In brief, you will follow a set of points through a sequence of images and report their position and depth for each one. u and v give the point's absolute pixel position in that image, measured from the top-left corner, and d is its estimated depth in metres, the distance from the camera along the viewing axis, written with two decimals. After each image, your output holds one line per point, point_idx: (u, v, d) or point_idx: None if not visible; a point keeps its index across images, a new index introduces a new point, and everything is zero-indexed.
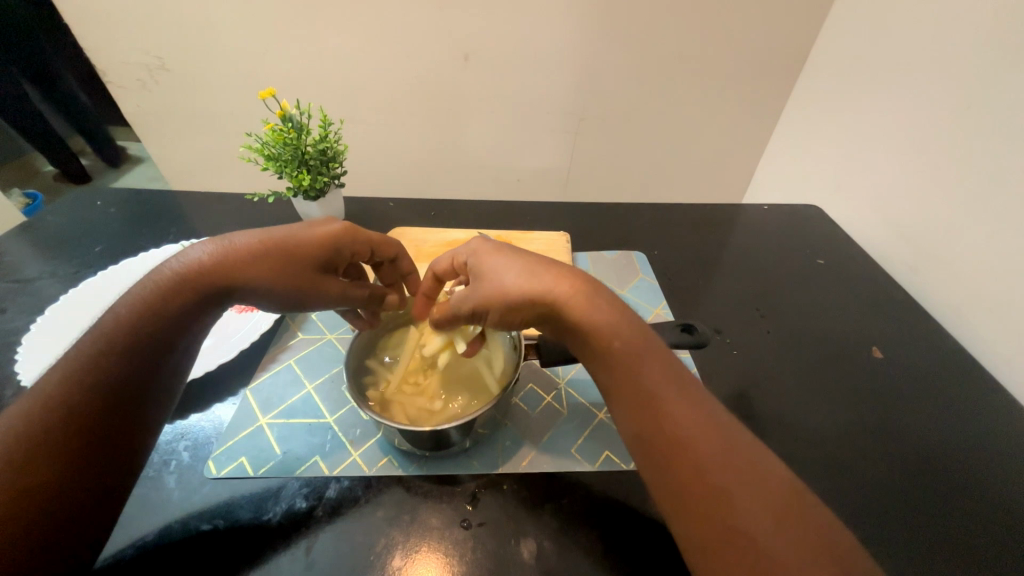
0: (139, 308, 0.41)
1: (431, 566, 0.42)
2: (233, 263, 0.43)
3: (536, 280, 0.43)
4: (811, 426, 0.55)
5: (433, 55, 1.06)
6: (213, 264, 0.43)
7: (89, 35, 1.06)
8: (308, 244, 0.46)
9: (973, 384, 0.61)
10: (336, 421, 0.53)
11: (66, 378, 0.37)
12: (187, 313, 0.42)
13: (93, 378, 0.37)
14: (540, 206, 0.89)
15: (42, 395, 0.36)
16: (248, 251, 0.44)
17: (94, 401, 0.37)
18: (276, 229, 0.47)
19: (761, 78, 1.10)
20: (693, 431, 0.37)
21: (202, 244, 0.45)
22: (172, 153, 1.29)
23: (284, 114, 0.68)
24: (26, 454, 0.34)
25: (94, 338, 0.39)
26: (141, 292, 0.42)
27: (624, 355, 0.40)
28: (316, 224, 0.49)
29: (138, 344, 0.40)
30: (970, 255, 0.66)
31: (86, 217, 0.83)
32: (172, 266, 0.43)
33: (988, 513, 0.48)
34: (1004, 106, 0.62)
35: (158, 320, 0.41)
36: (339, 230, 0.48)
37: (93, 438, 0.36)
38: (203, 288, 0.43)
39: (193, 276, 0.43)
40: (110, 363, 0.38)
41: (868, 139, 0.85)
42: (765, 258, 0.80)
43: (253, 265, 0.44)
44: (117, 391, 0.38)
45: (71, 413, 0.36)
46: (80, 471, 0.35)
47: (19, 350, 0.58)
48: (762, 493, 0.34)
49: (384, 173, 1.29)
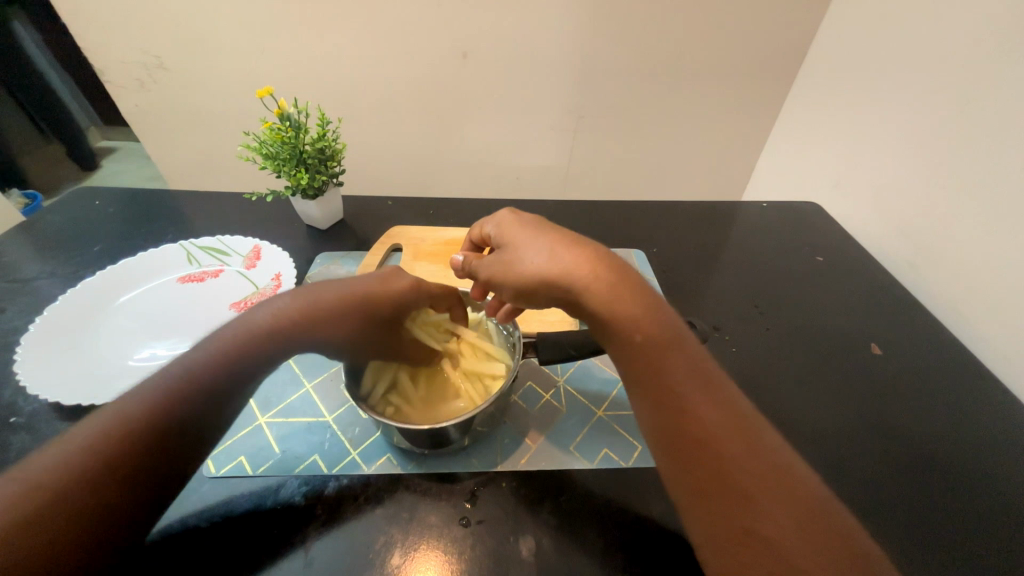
0: (207, 358, 0.41)
1: (431, 565, 0.42)
2: (320, 317, 0.46)
3: (554, 262, 0.43)
4: (813, 423, 0.55)
5: (433, 53, 1.05)
6: (298, 318, 0.45)
7: (90, 37, 1.06)
8: (385, 296, 0.50)
9: (976, 381, 0.61)
10: (334, 420, 0.53)
11: (120, 416, 0.37)
12: (248, 368, 0.42)
13: (157, 407, 0.38)
14: (540, 203, 0.88)
15: (100, 420, 0.37)
16: (332, 306, 0.46)
17: (135, 454, 0.35)
18: (356, 281, 0.49)
19: (760, 75, 1.09)
20: (717, 430, 0.36)
21: (284, 295, 0.47)
22: (168, 153, 1.29)
23: (283, 113, 0.68)
24: (66, 481, 0.33)
25: (163, 384, 0.39)
26: (224, 338, 0.43)
27: (645, 347, 0.40)
28: (387, 278, 0.51)
29: (198, 393, 0.40)
30: (971, 249, 0.66)
31: (84, 217, 0.83)
32: (257, 317, 0.45)
33: (992, 512, 0.48)
34: (1004, 95, 0.61)
35: (214, 365, 0.41)
36: (409, 285, 0.51)
37: (138, 464, 0.35)
38: (284, 340, 0.44)
39: (284, 325, 0.44)
40: (179, 402, 0.39)
41: (868, 135, 0.84)
42: (765, 257, 0.79)
43: (334, 322, 0.46)
44: (162, 448, 0.37)
45: (115, 444, 0.35)
46: (102, 525, 0.33)
47: (19, 348, 0.57)
48: (787, 498, 0.33)
49: (382, 171, 1.29)
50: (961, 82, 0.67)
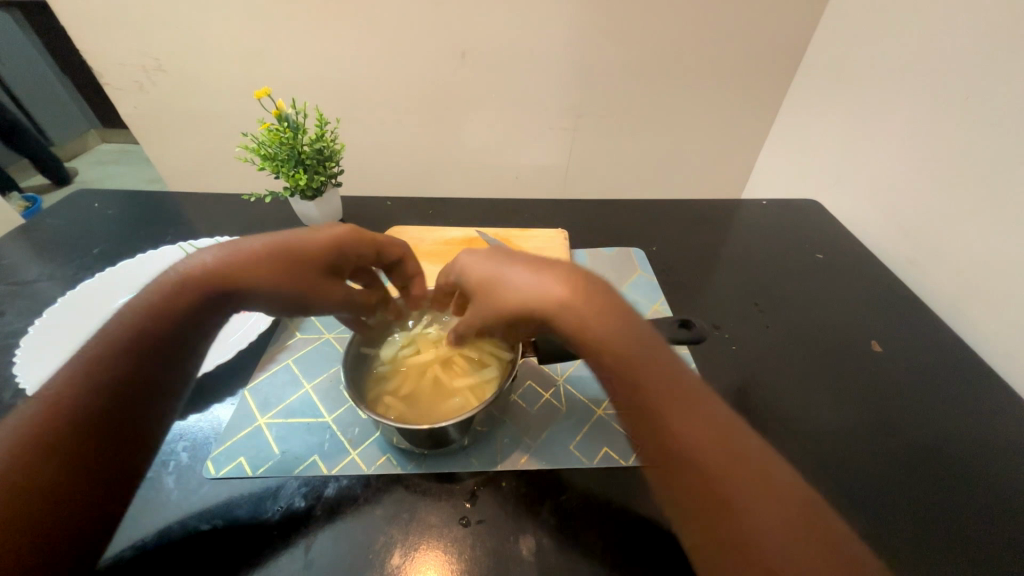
0: (139, 316, 0.42)
1: (431, 564, 0.42)
2: (237, 266, 0.45)
3: (529, 290, 0.41)
4: (811, 419, 0.55)
5: (431, 53, 1.05)
6: (217, 267, 0.44)
7: (89, 39, 1.06)
8: (311, 243, 0.48)
9: (978, 377, 0.61)
10: (335, 420, 0.53)
11: (62, 395, 0.37)
12: (183, 328, 0.43)
13: (98, 377, 0.39)
14: (540, 203, 0.88)
15: (42, 400, 0.37)
16: (253, 255, 0.45)
17: (91, 433, 0.37)
18: (281, 233, 0.48)
19: (759, 74, 1.09)
20: (702, 446, 0.35)
21: (209, 249, 0.46)
22: (168, 155, 1.29)
23: (281, 114, 0.68)
24: (22, 467, 0.34)
25: (100, 352, 0.40)
26: (148, 295, 0.43)
27: (626, 367, 0.38)
28: (320, 228, 0.50)
29: (137, 356, 0.40)
30: (970, 245, 0.66)
31: (83, 218, 0.83)
32: (174, 267, 0.45)
33: (992, 506, 0.48)
34: (1004, 92, 0.61)
35: (151, 326, 0.42)
36: (344, 231, 0.50)
37: (93, 440, 0.37)
38: (206, 290, 0.44)
39: (200, 274, 0.44)
40: (118, 369, 0.39)
41: (866, 133, 0.84)
42: (764, 255, 0.79)
43: (253, 270, 0.45)
44: (117, 424, 0.38)
45: (64, 422, 0.36)
46: (70, 506, 0.35)
47: (19, 351, 0.58)
48: (778, 510, 0.33)
49: (381, 172, 1.29)
50: (959, 80, 0.67)
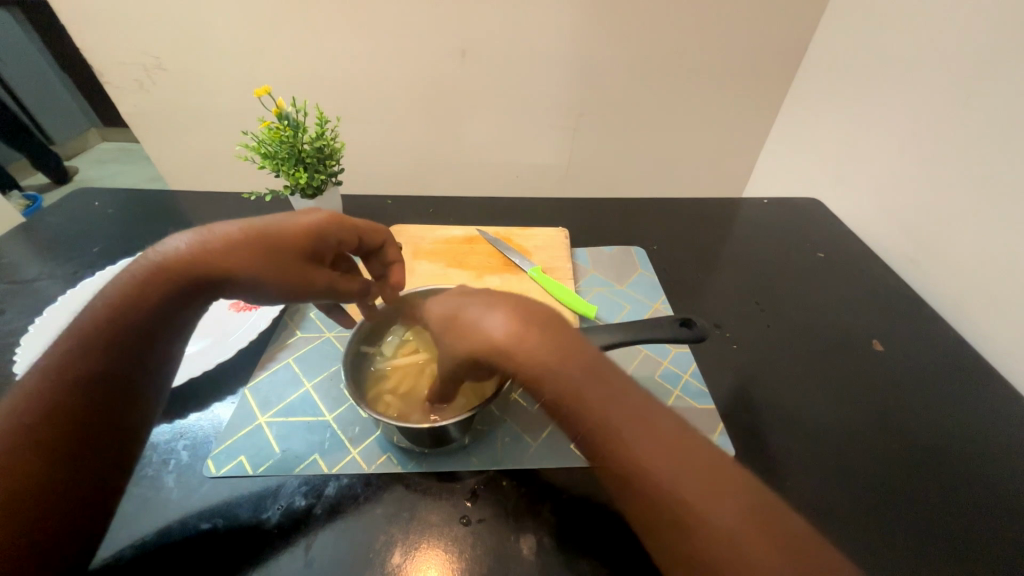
0: (113, 309, 0.42)
1: (432, 563, 0.42)
2: (208, 251, 0.43)
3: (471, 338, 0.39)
4: (812, 418, 0.55)
5: (431, 52, 1.05)
6: (187, 254, 0.43)
7: (89, 37, 1.06)
8: (288, 230, 0.45)
9: (979, 376, 0.61)
10: (335, 419, 0.53)
11: (43, 395, 0.38)
12: (155, 321, 0.43)
13: (76, 374, 0.39)
14: (541, 201, 0.88)
15: (23, 398, 0.38)
16: (225, 241, 0.44)
17: (75, 431, 0.38)
18: (258, 219, 0.47)
19: (760, 73, 1.09)
20: (655, 470, 0.34)
21: (183, 236, 0.45)
22: (168, 153, 1.29)
23: (281, 112, 0.67)
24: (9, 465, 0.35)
25: (77, 349, 0.40)
26: (122, 284, 0.43)
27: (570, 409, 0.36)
28: (299, 215, 0.48)
29: (114, 353, 0.41)
30: (970, 244, 0.66)
31: (83, 217, 0.83)
32: (148, 253, 0.44)
33: (993, 504, 0.48)
34: (1004, 92, 0.61)
35: (126, 319, 0.42)
36: (324, 218, 0.47)
37: (79, 438, 0.38)
38: (178, 277, 0.43)
39: (173, 261, 0.43)
40: (96, 367, 0.40)
41: (867, 132, 0.84)
42: (765, 254, 0.79)
43: (225, 256, 0.43)
44: (100, 422, 0.39)
45: (48, 421, 0.37)
46: (63, 503, 0.36)
47: (19, 350, 0.58)
48: (735, 511, 0.32)
49: (382, 171, 1.29)
50: (960, 80, 0.67)
